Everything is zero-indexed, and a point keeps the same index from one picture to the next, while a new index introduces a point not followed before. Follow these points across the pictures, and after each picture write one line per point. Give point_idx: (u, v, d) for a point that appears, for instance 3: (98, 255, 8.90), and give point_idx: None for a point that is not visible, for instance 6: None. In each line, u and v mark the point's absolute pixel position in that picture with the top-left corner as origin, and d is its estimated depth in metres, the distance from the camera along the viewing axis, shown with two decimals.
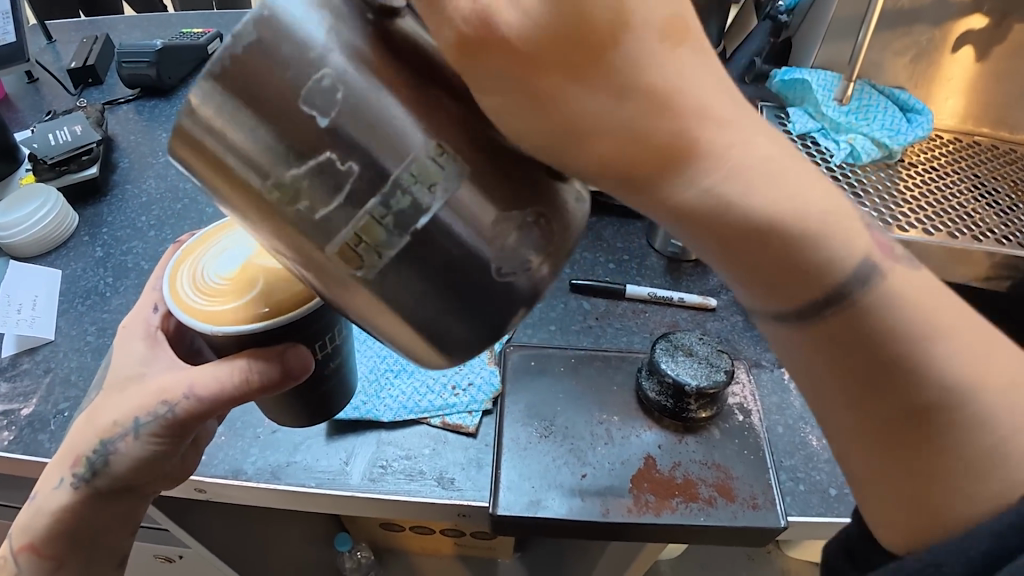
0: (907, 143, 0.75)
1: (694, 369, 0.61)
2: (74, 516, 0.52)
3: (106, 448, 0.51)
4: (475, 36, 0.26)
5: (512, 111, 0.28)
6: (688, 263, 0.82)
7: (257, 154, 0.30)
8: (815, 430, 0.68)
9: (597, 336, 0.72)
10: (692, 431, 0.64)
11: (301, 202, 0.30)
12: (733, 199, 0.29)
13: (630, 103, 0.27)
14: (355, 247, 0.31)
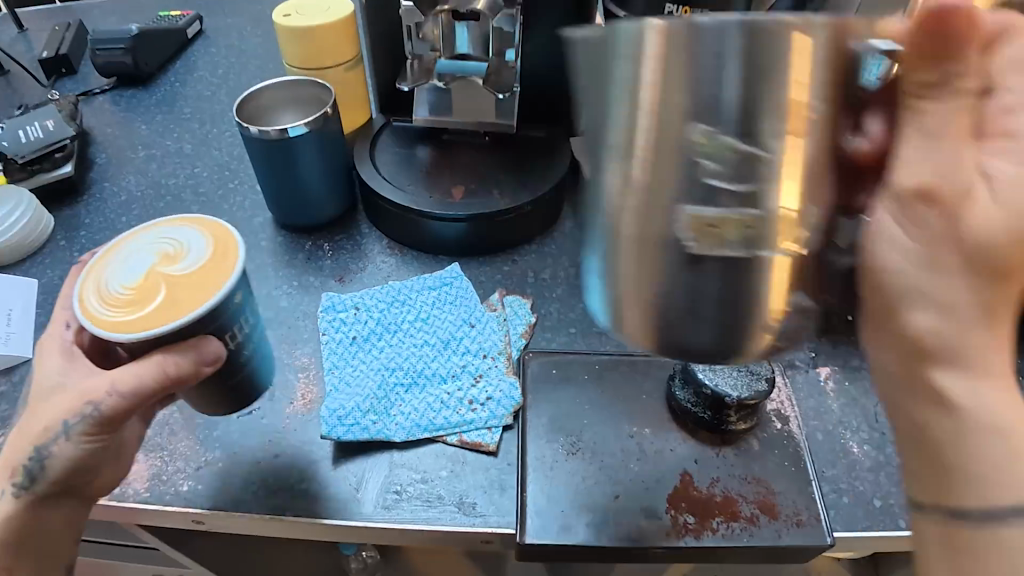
0: None
1: (734, 377, 0.56)
2: (18, 527, 0.50)
3: (39, 453, 0.49)
4: (937, 183, 0.34)
5: (900, 245, 0.36)
6: None
7: (697, 105, 0.33)
8: (856, 435, 0.63)
9: (620, 339, 0.66)
10: (730, 443, 0.59)
11: (708, 160, 0.34)
12: (972, 405, 0.35)
13: (968, 307, 0.35)
14: (709, 224, 0.35)
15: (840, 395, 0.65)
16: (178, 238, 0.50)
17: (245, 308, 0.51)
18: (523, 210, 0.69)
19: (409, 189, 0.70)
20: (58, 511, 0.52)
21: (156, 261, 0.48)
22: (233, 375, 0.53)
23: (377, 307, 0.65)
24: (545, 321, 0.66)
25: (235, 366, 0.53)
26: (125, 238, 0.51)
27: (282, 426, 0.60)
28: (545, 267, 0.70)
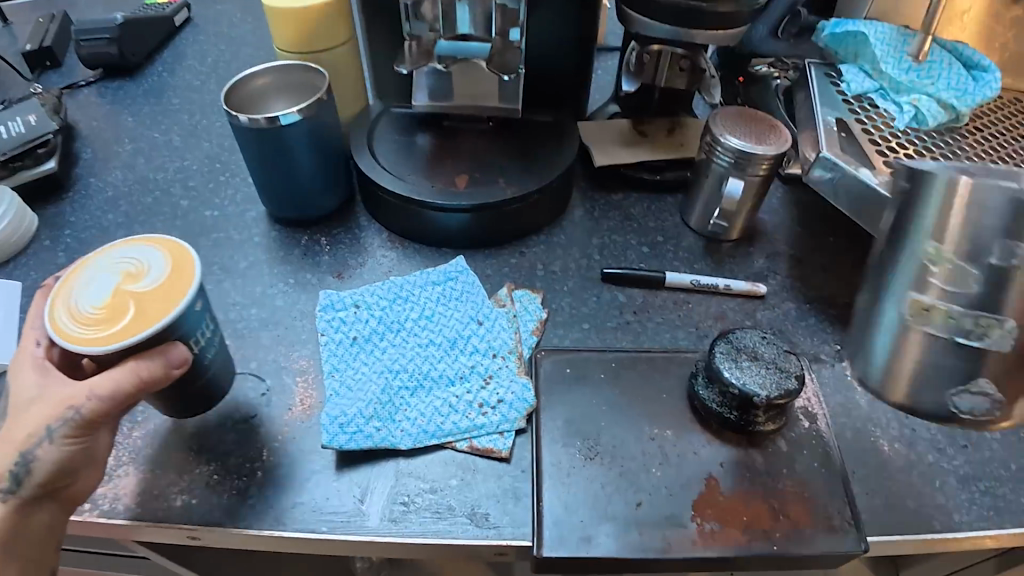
0: (974, 104, 0.66)
1: (762, 375, 0.53)
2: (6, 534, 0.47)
3: (24, 458, 0.46)
4: None
5: None
6: (729, 244, 0.70)
7: (953, 235, 0.51)
8: (886, 433, 0.59)
9: (637, 334, 0.62)
10: (758, 445, 0.55)
11: (942, 267, 0.51)
12: None
13: None
14: (978, 323, 0.50)
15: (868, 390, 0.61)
16: (138, 255, 0.50)
17: (206, 313, 0.52)
18: (530, 198, 0.66)
19: (410, 179, 0.66)
20: (45, 514, 0.48)
21: (121, 279, 0.49)
22: (198, 380, 0.54)
23: (378, 305, 0.62)
24: (557, 316, 0.63)
25: (199, 372, 0.53)
26: (84, 258, 0.51)
27: (280, 435, 0.56)
28: (555, 260, 0.67)
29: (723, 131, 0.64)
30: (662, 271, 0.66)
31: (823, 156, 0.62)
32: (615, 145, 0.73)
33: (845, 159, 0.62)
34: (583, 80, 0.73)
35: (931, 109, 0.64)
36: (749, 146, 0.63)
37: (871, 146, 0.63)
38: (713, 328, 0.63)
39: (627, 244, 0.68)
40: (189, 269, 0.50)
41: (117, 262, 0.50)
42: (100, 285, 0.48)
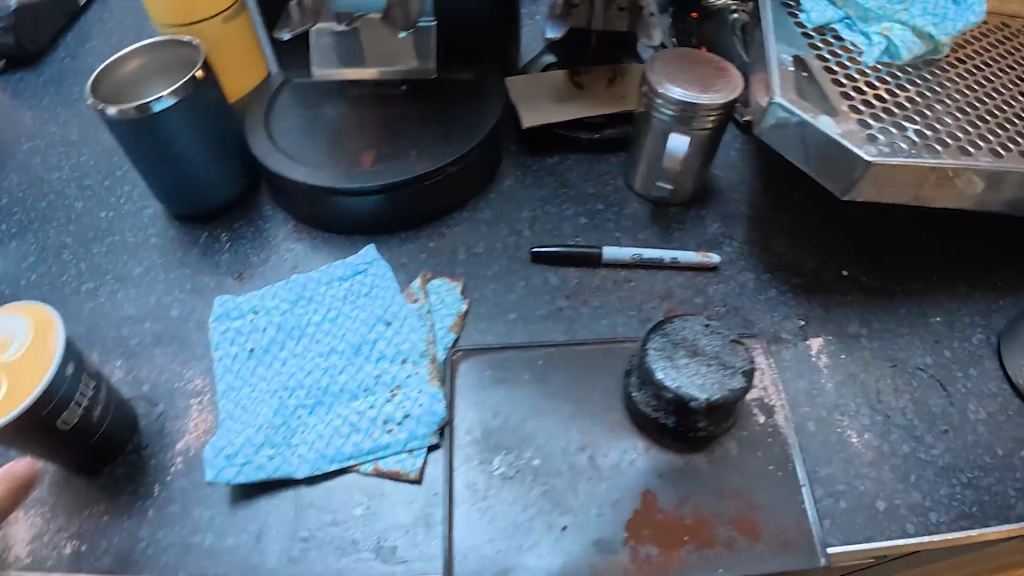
0: (956, 31, 0.56)
1: (701, 375, 0.45)
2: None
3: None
4: None
5: None
6: (678, 207, 0.62)
7: None
8: (855, 422, 0.52)
9: (570, 323, 0.55)
10: (702, 449, 0.48)
11: None
12: None
13: None
14: None
15: (835, 372, 0.54)
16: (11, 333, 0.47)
17: (82, 372, 0.47)
18: (445, 172, 0.58)
19: (311, 161, 0.58)
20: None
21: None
22: (94, 437, 0.49)
23: (278, 310, 0.55)
24: (480, 307, 0.55)
25: (91, 430, 0.48)
26: None
27: (173, 466, 0.51)
28: (479, 239, 0.59)
29: (662, 81, 0.55)
30: (599, 246, 0.58)
31: (775, 104, 0.51)
32: (547, 102, 0.64)
33: (800, 106, 0.51)
34: (509, 30, 0.64)
35: (906, 42, 0.55)
36: (690, 94, 0.54)
37: (833, 88, 0.53)
38: (658, 311, 0.55)
39: (562, 216, 0.60)
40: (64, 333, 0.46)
41: None
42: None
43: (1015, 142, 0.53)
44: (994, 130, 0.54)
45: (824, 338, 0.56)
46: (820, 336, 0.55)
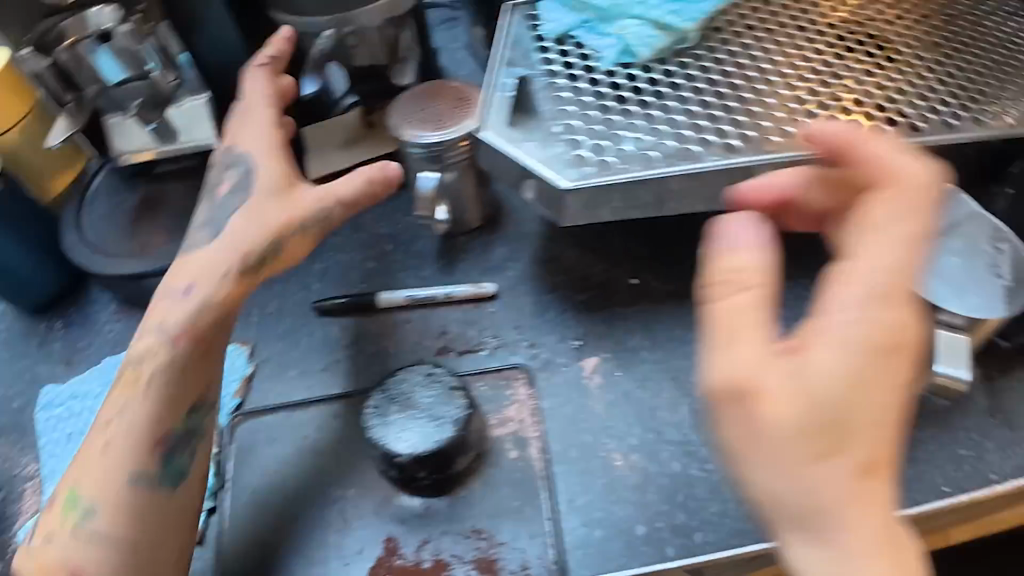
0: (699, 14, 0.53)
1: (414, 428, 0.46)
2: (149, 397, 0.48)
3: (276, 245, 0.51)
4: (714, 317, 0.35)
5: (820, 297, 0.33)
6: (467, 235, 0.61)
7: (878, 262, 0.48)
8: (622, 443, 0.51)
9: (345, 373, 0.56)
10: (446, 491, 0.49)
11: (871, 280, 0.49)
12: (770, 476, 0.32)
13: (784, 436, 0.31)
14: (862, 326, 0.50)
15: (605, 392, 0.53)
16: None
17: None
18: None
19: (110, 246, 0.61)
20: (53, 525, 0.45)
21: None
22: None
23: (91, 394, 0.60)
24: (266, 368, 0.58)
25: None
26: None
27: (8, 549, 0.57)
28: (271, 297, 0.61)
29: (399, 124, 0.55)
30: (377, 290, 0.59)
31: (483, 137, 0.49)
32: (337, 148, 0.65)
33: (511, 134, 0.49)
34: (283, 85, 0.65)
35: (642, 39, 0.52)
36: (430, 136, 0.54)
37: (549, 109, 0.51)
38: (431, 350, 0.56)
39: (349, 263, 0.61)
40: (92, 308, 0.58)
41: None
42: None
43: (758, 128, 0.50)
44: (737, 121, 0.50)
45: (600, 356, 0.55)
46: (595, 356, 0.54)
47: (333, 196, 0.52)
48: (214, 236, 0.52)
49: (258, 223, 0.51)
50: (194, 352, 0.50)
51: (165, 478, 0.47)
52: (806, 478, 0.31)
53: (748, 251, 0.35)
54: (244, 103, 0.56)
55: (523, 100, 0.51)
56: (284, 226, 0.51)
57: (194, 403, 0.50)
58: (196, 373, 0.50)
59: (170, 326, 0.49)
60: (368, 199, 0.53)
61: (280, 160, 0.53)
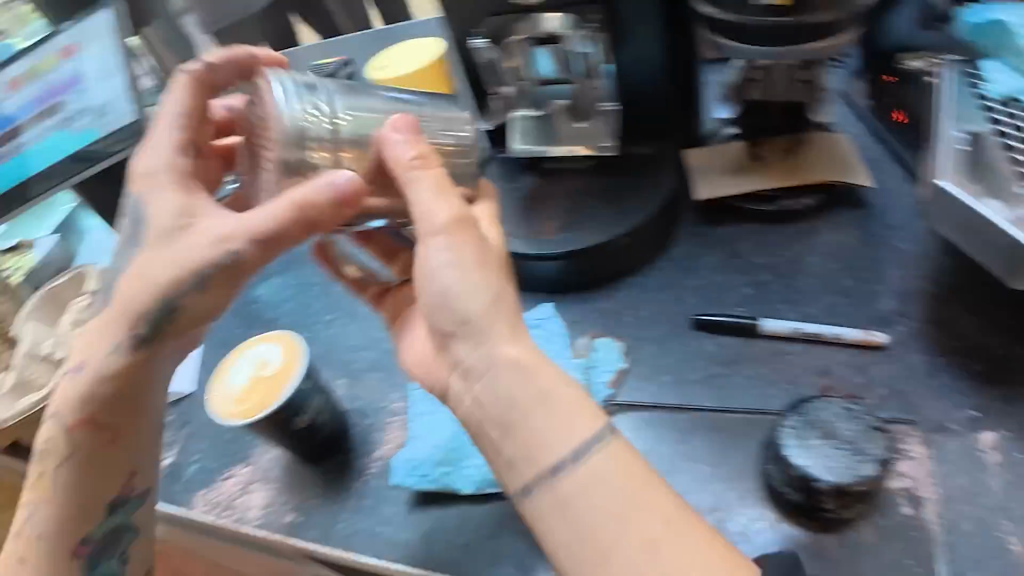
0: None
1: (833, 458, 0.47)
2: (57, 498, 0.52)
3: (169, 301, 0.49)
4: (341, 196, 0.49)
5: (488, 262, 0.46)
6: (849, 280, 0.61)
7: None
8: (1021, 527, 0.48)
9: (720, 390, 0.57)
10: (832, 530, 0.49)
11: None
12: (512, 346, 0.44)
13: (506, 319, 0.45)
14: None
15: (1006, 472, 0.50)
16: (264, 353, 0.62)
17: (316, 388, 0.61)
18: (621, 243, 0.63)
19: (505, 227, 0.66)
20: (109, 551, 0.56)
21: (257, 369, 0.61)
22: (318, 434, 0.62)
23: None
24: (637, 367, 0.59)
25: (316, 431, 0.61)
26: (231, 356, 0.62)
27: (371, 469, 0.62)
28: (644, 302, 0.63)
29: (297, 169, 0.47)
30: (761, 316, 0.60)
31: (939, 183, 0.51)
32: (722, 174, 0.66)
33: (966, 188, 0.51)
34: (686, 103, 0.68)
35: None
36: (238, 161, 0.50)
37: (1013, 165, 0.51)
38: (812, 386, 0.56)
39: (728, 284, 0.62)
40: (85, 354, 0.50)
41: (257, 358, 0.62)
42: (238, 365, 0.62)
43: None
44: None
45: (1001, 433, 0.52)
46: (995, 431, 0.52)
47: (259, 230, 0.47)
48: (108, 298, 0.52)
49: (184, 251, 0.48)
50: (94, 441, 0.52)
51: (93, 522, 0.54)
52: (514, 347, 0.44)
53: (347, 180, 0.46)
54: (156, 121, 0.53)
55: (978, 158, 0.52)
56: (194, 263, 0.48)
57: (113, 499, 0.55)
58: (114, 458, 0.53)
59: (64, 415, 0.51)
60: (329, 209, 0.45)
61: (181, 146, 0.52)
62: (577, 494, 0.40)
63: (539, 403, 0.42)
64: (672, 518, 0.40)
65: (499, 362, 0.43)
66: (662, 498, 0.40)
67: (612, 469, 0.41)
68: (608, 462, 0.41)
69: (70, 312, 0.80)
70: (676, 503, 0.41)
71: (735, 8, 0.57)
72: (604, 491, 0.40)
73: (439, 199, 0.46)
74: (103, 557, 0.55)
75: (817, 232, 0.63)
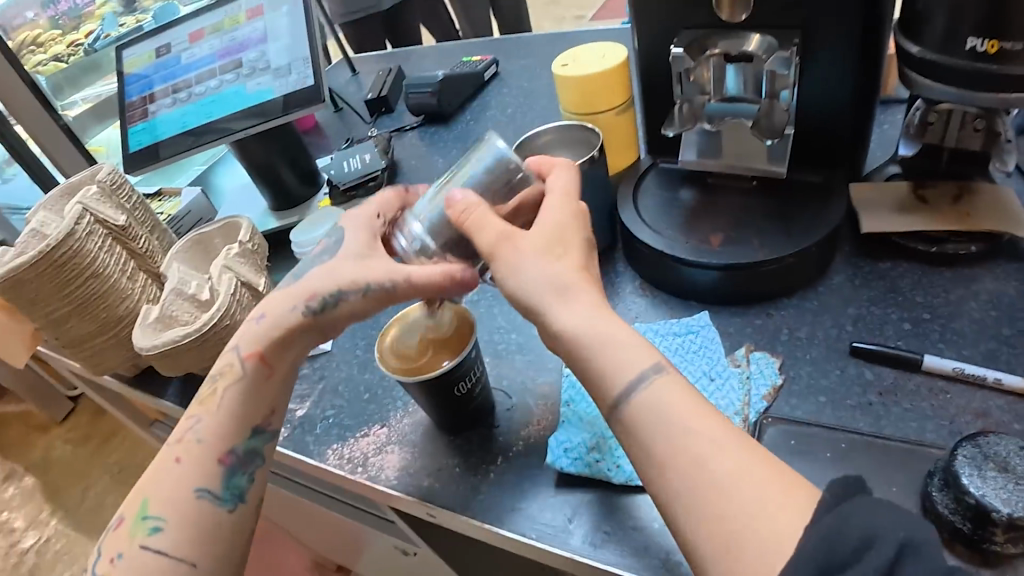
0: None
1: (1008, 491, 0.47)
2: (220, 410, 0.58)
3: (339, 294, 0.58)
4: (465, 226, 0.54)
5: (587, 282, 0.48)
6: (1009, 329, 0.61)
7: None
8: None
9: (877, 417, 0.58)
10: (990, 565, 0.50)
11: None
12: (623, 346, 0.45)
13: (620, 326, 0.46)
14: None
15: None
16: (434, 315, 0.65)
17: (478, 359, 0.63)
18: (784, 262, 0.65)
19: (667, 233, 0.69)
20: (244, 466, 0.58)
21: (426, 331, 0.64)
22: (471, 403, 0.65)
23: None
24: (794, 384, 0.62)
25: (471, 399, 0.64)
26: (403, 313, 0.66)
27: (514, 447, 0.65)
28: (803, 325, 0.66)
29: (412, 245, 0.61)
30: (922, 352, 0.61)
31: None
32: (887, 211, 0.69)
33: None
34: (856, 140, 0.70)
35: None
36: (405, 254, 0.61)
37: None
38: (974, 425, 0.56)
39: (884, 318, 0.64)
40: (272, 307, 0.59)
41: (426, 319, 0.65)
42: (420, 314, 0.66)
43: None
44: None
45: None
46: None
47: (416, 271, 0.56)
48: (294, 278, 0.60)
49: (367, 266, 0.58)
50: (261, 375, 0.59)
51: (241, 436, 0.59)
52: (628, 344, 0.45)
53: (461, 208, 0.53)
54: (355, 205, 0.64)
55: None
56: (362, 281, 0.57)
57: (258, 424, 0.60)
58: (267, 391, 0.60)
59: (243, 347, 0.59)
60: (439, 281, 0.56)
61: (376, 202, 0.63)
62: (659, 441, 0.41)
63: (602, 348, 0.45)
64: (723, 442, 0.40)
65: (567, 308, 0.46)
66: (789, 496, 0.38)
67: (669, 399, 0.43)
68: (661, 394, 0.43)
69: (220, 257, 0.84)
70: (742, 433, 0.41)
71: (938, 49, 0.60)
72: (704, 472, 0.39)
73: (490, 227, 0.51)
74: (244, 473, 0.58)
75: (978, 278, 0.65)
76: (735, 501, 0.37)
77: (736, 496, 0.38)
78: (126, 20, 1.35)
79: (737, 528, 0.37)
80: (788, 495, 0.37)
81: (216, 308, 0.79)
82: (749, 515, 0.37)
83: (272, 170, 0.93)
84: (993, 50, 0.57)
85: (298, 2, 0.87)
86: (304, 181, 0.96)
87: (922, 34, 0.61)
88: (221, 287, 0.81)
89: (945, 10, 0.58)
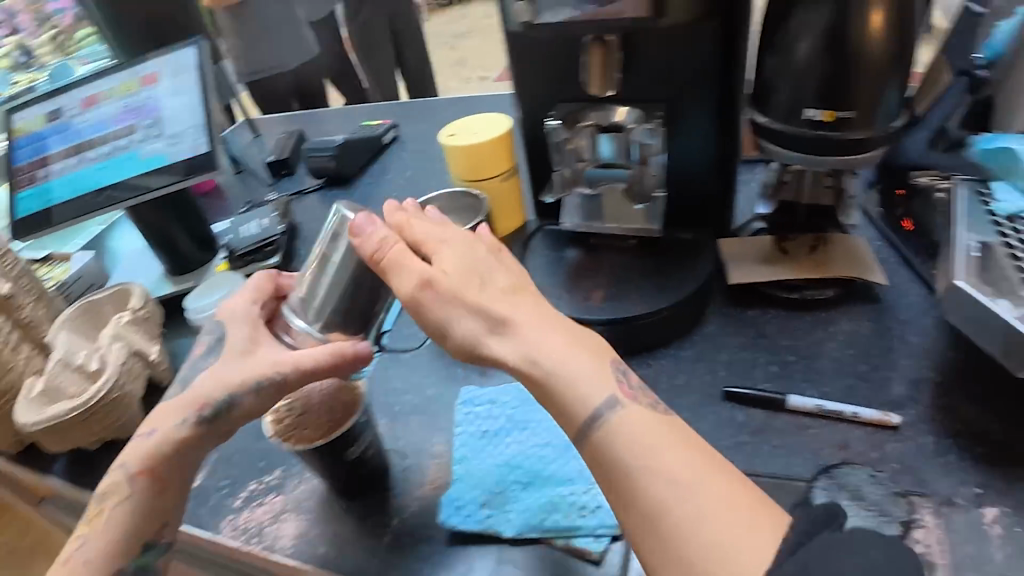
0: None
1: None
2: (104, 531, 0.57)
3: (231, 399, 0.59)
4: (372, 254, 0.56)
5: (543, 315, 0.52)
6: (863, 366, 0.67)
7: None
8: None
9: (750, 456, 0.62)
10: None
11: None
12: (587, 379, 0.48)
13: (589, 360, 0.49)
14: None
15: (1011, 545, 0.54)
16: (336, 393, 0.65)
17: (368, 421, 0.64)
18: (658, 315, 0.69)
19: (553, 293, 0.72)
20: None
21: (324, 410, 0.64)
22: (363, 466, 0.65)
23: (508, 404, 0.68)
24: None
25: (362, 463, 0.65)
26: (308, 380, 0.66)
27: (410, 506, 0.65)
28: (680, 373, 0.69)
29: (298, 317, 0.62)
30: (786, 393, 0.65)
31: (956, 283, 0.58)
32: (753, 263, 0.75)
33: (981, 290, 0.57)
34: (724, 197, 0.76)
35: None
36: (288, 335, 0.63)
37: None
38: (834, 457, 0.61)
39: (755, 362, 0.68)
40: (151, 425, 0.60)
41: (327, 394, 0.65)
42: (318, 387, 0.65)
43: None
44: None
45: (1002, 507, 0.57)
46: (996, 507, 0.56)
47: (314, 358, 0.57)
48: (188, 386, 0.62)
49: (254, 366, 0.59)
50: (149, 490, 0.58)
51: (126, 556, 0.57)
52: (598, 375, 0.49)
53: (371, 241, 0.56)
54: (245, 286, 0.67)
55: (988, 261, 0.60)
56: (255, 380, 0.58)
57: (141, 541, 0.58)
58: (154, 507, 0.59)
59: (130, 463, 0.58)
60: (331, 365, 0.57)
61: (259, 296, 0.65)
62: (630, 466, 0.44)
63: (572, 382, 0.48)
64: (682, 478, 0.43)
65: (526, 345, 0.49)
66: (762, 527, 0.41)
67: (634, 441, 0.45)
68: (626, 427, 0.46)
69: (109, 327, 0.83)
70: (703, 465, 0.44)
71: (783, 119, 0.67)
72: (672, 501, 0.42)
73: (409, 271, 0.54)
74: None
75: (835, 321, 0.71)
76: (694, 543, 0.40)
77: (694, 534, 0.41)
78: (19, 78, 1.41)
79: (698, 565, 0.40)
80: (755, 532, 0.41)
81: (104, 379, 0.77)
82: (708, 554, 0.40)
83: (167, 234, 0.92)
84: (830, 120, 0.64)
85: (192, 69, 0.90)
86: (200, 247, 0.95)
87: (768, 104, 0.68)
88: (110, 356, 0.79)
89: (790, 82, 0.66)
